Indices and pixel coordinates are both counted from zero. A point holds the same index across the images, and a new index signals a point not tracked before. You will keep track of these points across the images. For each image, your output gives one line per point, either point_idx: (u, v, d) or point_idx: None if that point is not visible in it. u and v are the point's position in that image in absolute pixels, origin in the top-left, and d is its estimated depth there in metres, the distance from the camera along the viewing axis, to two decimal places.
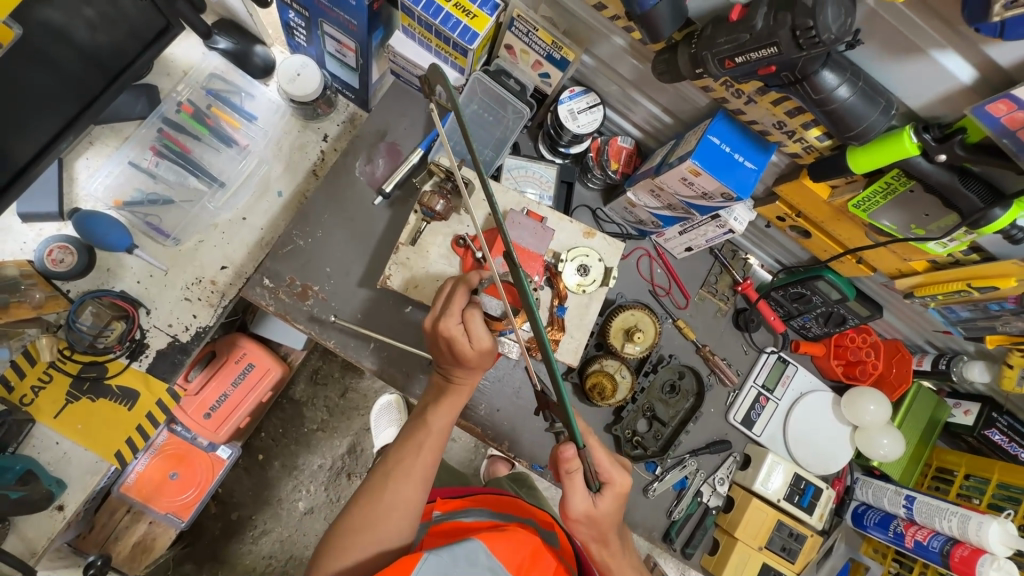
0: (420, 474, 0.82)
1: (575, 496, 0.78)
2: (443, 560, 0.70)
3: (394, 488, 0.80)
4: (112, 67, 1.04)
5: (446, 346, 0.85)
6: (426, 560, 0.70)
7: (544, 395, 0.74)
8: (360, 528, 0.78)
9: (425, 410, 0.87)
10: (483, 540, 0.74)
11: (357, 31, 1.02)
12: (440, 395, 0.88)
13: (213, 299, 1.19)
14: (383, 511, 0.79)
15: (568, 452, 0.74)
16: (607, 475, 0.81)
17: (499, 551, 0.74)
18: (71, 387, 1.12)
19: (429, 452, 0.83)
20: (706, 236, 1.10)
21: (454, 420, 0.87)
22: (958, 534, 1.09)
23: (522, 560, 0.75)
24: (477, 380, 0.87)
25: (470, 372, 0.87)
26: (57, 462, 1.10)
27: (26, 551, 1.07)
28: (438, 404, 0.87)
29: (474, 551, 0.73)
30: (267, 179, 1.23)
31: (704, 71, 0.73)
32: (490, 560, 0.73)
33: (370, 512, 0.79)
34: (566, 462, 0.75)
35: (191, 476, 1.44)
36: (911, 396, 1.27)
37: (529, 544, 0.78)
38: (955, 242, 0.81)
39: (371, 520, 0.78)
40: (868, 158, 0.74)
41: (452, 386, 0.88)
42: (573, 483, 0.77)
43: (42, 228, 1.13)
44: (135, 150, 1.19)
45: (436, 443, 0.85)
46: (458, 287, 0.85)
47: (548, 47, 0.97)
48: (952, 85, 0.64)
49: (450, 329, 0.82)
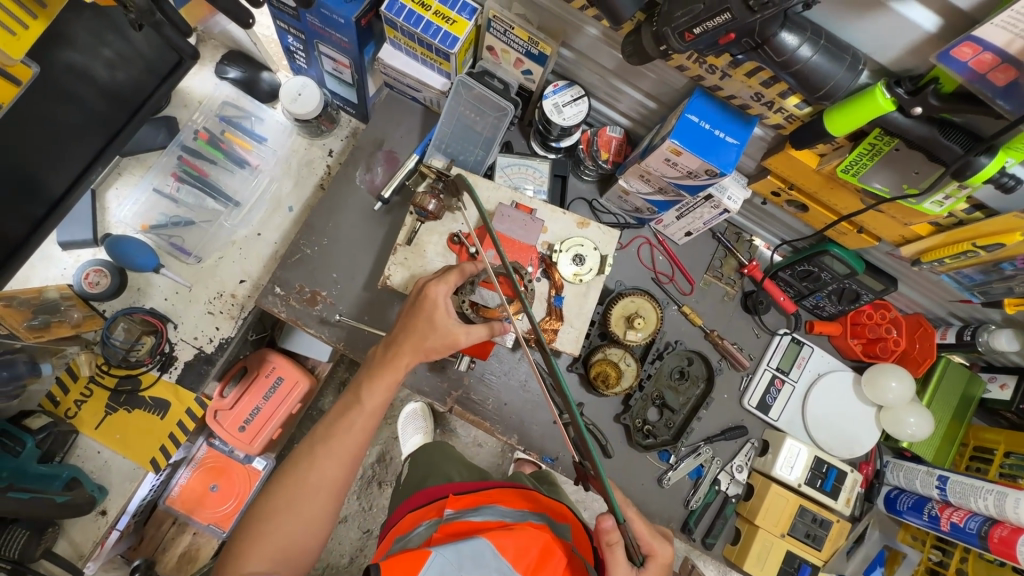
0: (348, 453, 0.87)
1: (616, 566, 0.79)
2: (449, 561, 0.72)
3: (319, 468, 0.85)
4: (133, 101, 1.14)
5: (423, 312, 0.89)
6: (434, 556, 0.72)
7: (581, 466, 0.76)
8: (289, 504, 0.83)
9: (360, 389, 0.89)
10: (490, 539, 0.75)
11: (348, 48, 1.08)
12: (372, 372, 0.90)
13: (234, 311, 1.26)
14: (310, 488, 0.84)
15: (607, 523, 0.79)
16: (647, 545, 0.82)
17: (507, 552, 0.75)
18: (110, 399, 1.20)
19: (359, 432, 0.88)
20: (704, 218, 1.10)
21: (385, 402, 0.90)
22: (996, 514, 1.02)
23: (531, 560, 0.76)
24: (408, 362, 0.90)
25: (410, 354, 0.90)
26: (100, 470, 1.19)
27: (75, 553, 1.16)
28: (373, 381, 0.89)
29: (482, 551, 0.74)
30: (279, 194, 1.31)
31: (667, 47, 0.74)
32: (498, 562, 0.73)
33: (299, 489, 0.83)
34: (606, 533, 0.79)
35: (230, 488, 1.50)
36: (940, 371, 1.21)
37: (539, 542, 0.77)
38: (951, 199, 0.78)
39: (298, 498, 0.83)
40: (845, 119, 0.73)
41: (387, 361, 0.90)
42: (614, 556, 0.79)
43: (80, 253, 1.23)
44: (158, 177, 1.28)
45: (372, 414, 0.89)
46: (455, 271, 0.92)
47: (526, 44, 0.99)
48: (917, 35, 0.62)
49: (439, 299, 0.89)
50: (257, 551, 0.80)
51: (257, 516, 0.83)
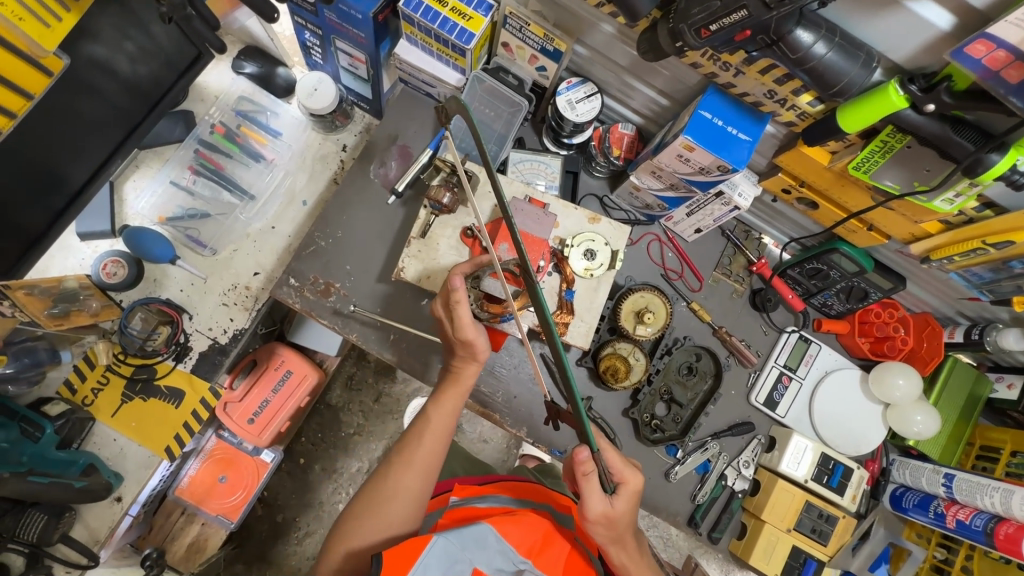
0: (425, 463, 0.85)
1: (591, 496, 0.78)
2: (452, 542, 0.72)
3: (396, 476, 0.84)
4: (153, 95, 1.16)
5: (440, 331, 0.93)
6: (434, 542, 0.71)
7: (555, 405, 0.80)
8: (367, 509, 0.82)
9: (429, 403, 0.90)
10: (495, 525, 0.76)
11: (365, 43, 1.10)
12: (439, 390, 0.91)
13: (248, 303, 1.28)
14: (387, 495, 0.82)
15: (582, 454, 0.76)
16: (619, 474, 0.81)
17: (509, 536, 0.76)
18: (126, 387, 1.22)
19: (432, 441, 0.87)
20: (714, 215, 1.11)
21: (452, 416, 0.89)
22: (1002, 512, 1.03)
23: (533, 544, 0.78)
24: (475, 371, 0.91)
25: (470, 364, 0.91)
26: (115, 457, 1.21)
27: (91, 539, 1.17)
28: (440, 394, 0.90)
29: (485, 535, 0.75)
30: (293, 188, 1.33)
31: (683, 44, 0.75)
32: (500, 544, 0.75)
33: (377, 495, 0.83)
34: (582, 464, 0.76)
35: (238, 479, 1.52)
36: (947, 370, 1.22)
37: (541, 529, 0.80)
38: (961, 197, 0.79)
39: (378, 504, 0.82)
40: (858, 116, 0.74)
41: (452, 377, 0.92)
42: (589, 485, 0.78)
43: (98, 244, 1.25)
44: (175, 170, 1.30)
45: (445, 422, 0.88)
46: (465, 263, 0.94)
47: (541, 41, 1.01)
48: (931, 34, 0.64)
49: (466, 334, 0.86)
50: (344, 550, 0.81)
51: (344, 520, 0.84)
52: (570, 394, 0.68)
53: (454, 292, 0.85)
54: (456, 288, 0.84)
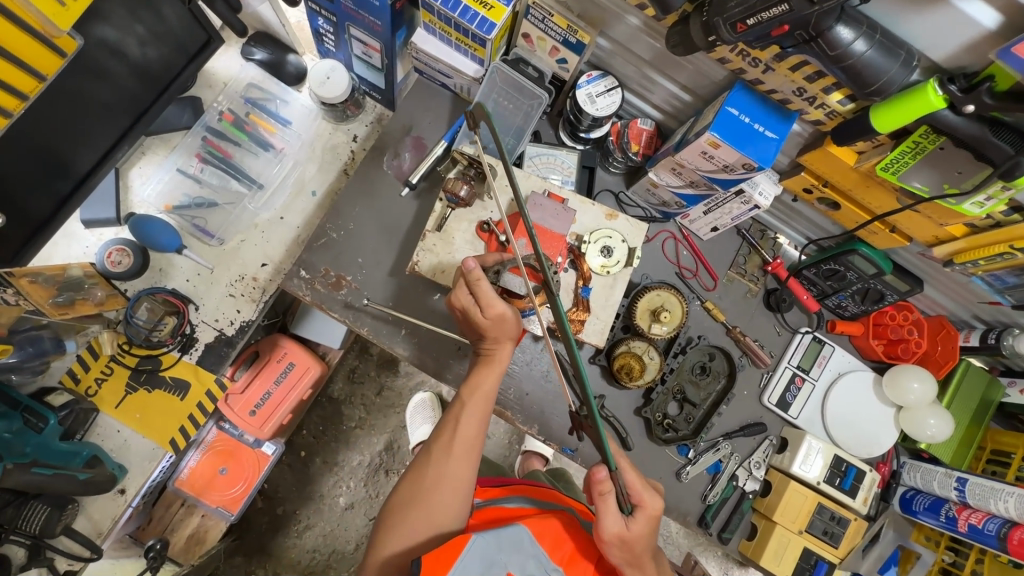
0: (466, 448, 0.83)
1: (608, 517, 0.79)
2: (490, 543, 0.72)
3: (438, 464, 0.82)
4: (162, 80, 1.13)
5: (464, 317, 0.91)
6: (474, 540, 0.71)
7: (578, 415, 0.82)
8: (412, 501, 0.80)
9: (462, 389, 0.88)
10: (529, 526, 0.76)
11: (381, 31, 1.07)
12: (472, 375, 0.90)
13: (255, 294, 1.26)
14: (431, 484, 0.81)
15: (600, 474, 0.78)
16: (639, 497, 0.82)
17: (543, 540, 0.77)
18: (130, 378, 1.20)
19: (469, 425, 0.85)
20: (732, 213, 1.09)
21: (488, 399, 0.88)
22: (1016, 517, 1.03)
23: (565, 554, 0.78)
24: (508, 351, 0.90)
25: (504, 344, 0.90)
26: (119, 449, 1.19)
27: (94, 531, 1.16)
28: (473, 378, 0.89)
29: (521, 538, 0.74)
30: (303, 178, 1.30)
31: (717, 38, 0.74)
32: (535, 548, 0.75)
33: (420, 486, 0.81)
34: (599, 484, 0.78)
35: (240, 471, 1.50)
36: (960, 374, 1.22)
37: (570, 539, 0.80)
38: (992, 200, 0.77)
39: (424, 494, 0.80)
40: (893, 115, 0.73)
41: (485, 359, 0.91)
42: (606, 505, 0.79)
43: (104, 232, 1.22)
44: (183, 157, 1.27)
45: (480, 406, 0.86)
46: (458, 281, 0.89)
47: (564, 32, 0.99)
48: (976, 32, 0.62)
49: (496, 309, 0.85)
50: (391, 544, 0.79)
51: (388, 515, 0.82)
52: (585, 395, 0.67)
53: (472, 273, 0.86)
54: (472, 268, 0.85)
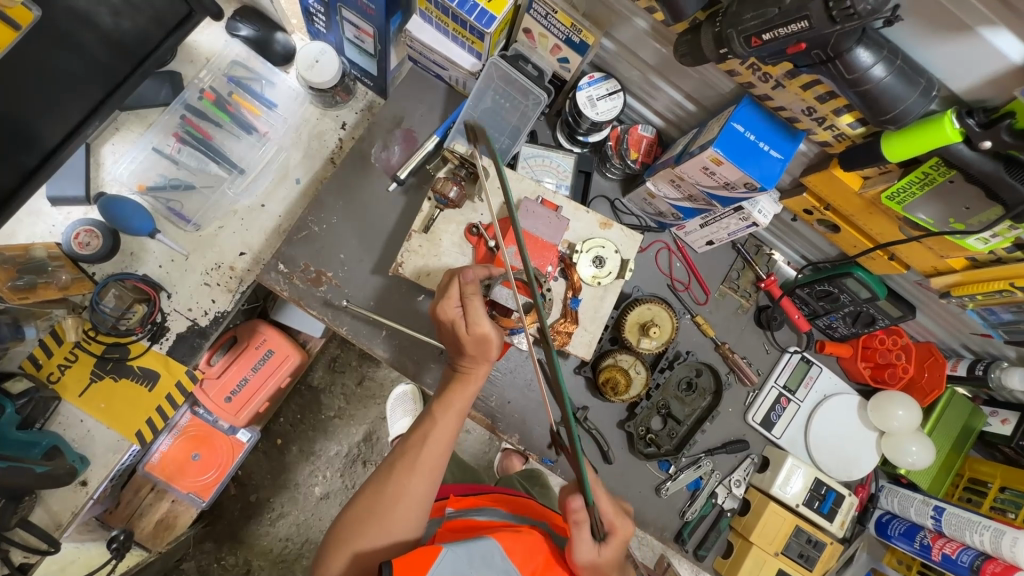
0: (431, 466, 0.80)
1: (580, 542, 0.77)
2: (460, 558, 0.69)
3: (400, 479, 0.79)
4: (137, 53, 1.05)
5: (449, 330, 0.86)
6: (444, 554, 0.68)
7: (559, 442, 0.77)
8: (369, 514, 0.77)
9: (433, 404, 0.85)
10: (499, 541, 0.72)
11: (374, 15, 1.01)
12: (445, 389, 0.87)
13: (232, 284, 1.20)
14: (390, 499, 0.77)
15: (575, 502, 0.77)
16: (610, 522, 0.82)
17: (514, 554, 0.72)
18: (96, 366, 1.14)
19: (437, 442, 0.82)
20: (729, 229, 1.06)
21: (459, 414, 0.85)
22: (990, 550, 1.03)
23: (536, 568, 0.73)
24: (485, 371, 0.86)
25: (482, 363, 0.86)
26: (82, 439, 1.13)
27: (52, 523, 1.10)
28: (447, 393, 0.86)
29: (491, 552, 0.71)
30: (287, 164, 1.24)
31: (728, 51, 0.71)
32: (506, 563, 0.71)
33: (379, 500, 0.78)
34: (574, 512, 0.77)
35: (213, 457, 1.44)
36: (944, 403, 1.21)
37: (543, 550, 0.76)
38: (997, 237, 0.77)
39: (381, 509, 0.77)
40: (904, 146, 0.70)
41: (459, 376, 0.87)
42: (579, 533, 0.78)
43: (71, 211, 1.15)
44: (158, 136, 1.21)
45: (450, 424, 0.83)
46: (452, 279, 0.85)
47: (567, 31, 0.95)
48: (1001, 66, 0.60)
49: (480, 328, 0.82)
50: (341, 555, 0.76)
51: (341, 525, 0.78)
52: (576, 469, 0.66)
53: (467, 285, 0.84)
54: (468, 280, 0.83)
